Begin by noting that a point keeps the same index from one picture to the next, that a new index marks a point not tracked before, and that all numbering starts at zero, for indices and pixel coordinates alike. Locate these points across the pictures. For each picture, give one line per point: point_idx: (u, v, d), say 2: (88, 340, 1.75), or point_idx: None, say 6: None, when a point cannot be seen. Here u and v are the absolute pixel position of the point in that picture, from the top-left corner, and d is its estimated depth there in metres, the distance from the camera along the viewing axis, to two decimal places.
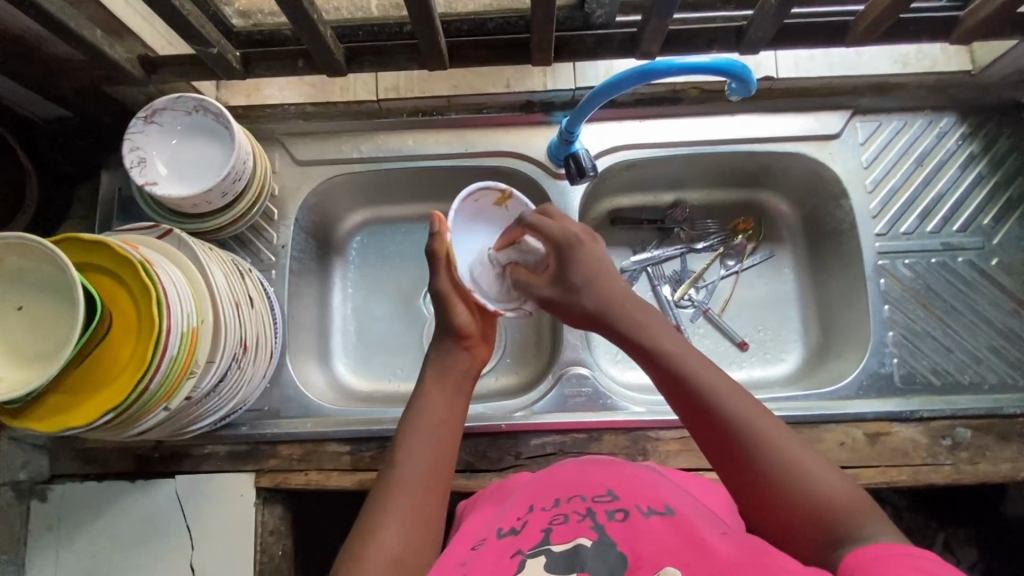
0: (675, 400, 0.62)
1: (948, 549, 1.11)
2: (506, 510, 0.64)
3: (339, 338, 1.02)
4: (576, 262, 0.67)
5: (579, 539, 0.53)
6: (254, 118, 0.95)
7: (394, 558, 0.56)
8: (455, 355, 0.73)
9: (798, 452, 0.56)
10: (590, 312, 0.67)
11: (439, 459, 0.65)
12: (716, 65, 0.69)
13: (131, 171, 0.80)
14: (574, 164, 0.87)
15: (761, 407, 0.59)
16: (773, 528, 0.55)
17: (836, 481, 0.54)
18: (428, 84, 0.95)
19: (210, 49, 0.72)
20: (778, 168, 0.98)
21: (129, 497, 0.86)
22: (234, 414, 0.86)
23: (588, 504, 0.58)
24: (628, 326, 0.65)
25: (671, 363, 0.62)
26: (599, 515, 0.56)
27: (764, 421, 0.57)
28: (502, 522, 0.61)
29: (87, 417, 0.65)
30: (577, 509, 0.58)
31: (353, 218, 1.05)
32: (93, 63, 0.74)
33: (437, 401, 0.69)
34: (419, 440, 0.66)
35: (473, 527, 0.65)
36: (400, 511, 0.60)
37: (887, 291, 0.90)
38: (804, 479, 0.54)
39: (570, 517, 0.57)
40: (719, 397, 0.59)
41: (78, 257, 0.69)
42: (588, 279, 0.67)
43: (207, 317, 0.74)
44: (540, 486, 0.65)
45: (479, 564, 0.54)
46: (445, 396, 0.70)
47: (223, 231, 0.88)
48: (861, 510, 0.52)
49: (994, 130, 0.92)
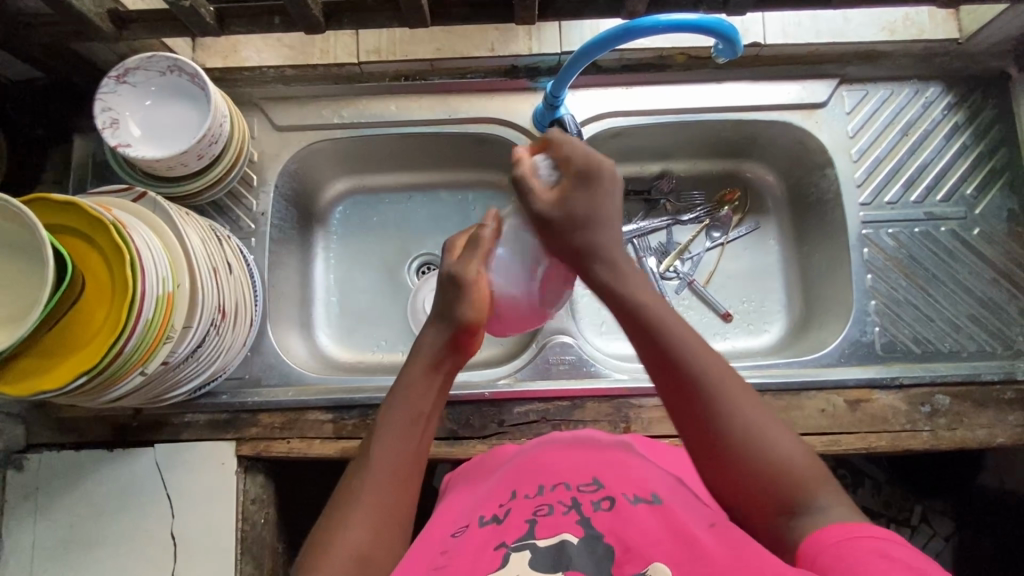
0: (649, 361, 0.59)
1: (925, 519, 1.14)
2: (484, 496, 0.64)
3: (322, 309, 1.01)
4: (592, 203, 0.62)
5: (565, 535, 0.53)
6: (231, 81, 0.93)
7: (363, 552, 0.55)
8: (438, 337, 0.67)
9: (765, 422, 0.54)
10: (579, 219, 0.62)
11: (413, 457, 0.62)
12: (701, 23, 0.67)
13: (104, 134, 0.78)
14: (560, 129, 0.85)
15: (737, 381, 0.57)
16: (734, 494, 0.54)
17: (793, 449, 0.53)
18: (409, 46, 0.91)
19: (182, 2, 0.70)
20: (766, 137, 0.97)
21: (107, 466, 0.85)
22: (213, 383, 0.85)
23: (573, 494, 0.58)
24: (605, 275, 0.62)
25: (650, 326, 0.59)
26: (585, 506, 0.56)
27: (738, 398, 0.55)
28: (483, 510, 0.60)
29: (60, 380, 0.63)
30: (562, 500, 0.58)
31: (335, 187, 1.04)
32: (63, 16, 0.72)
33: (412, 389, 0.65)
34: (393, 429, 0.63)
35: (449, 514, 0.64)
36: (371, 500, 0.58)
37: (870, 260, 0.90)
38: (766, 447, 0.53)
39: (554, 509, 0.56)
40: (697, 362, 0.56)
41: (50, 219, 0.67)
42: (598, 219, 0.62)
43: (184, 281, 0.72)
44: (519, 469, 0.66)
45: (462, 554, 0.54)
46: (419, 381, 0.65)
47: (198, 197, 0.86)
48: (818, 478, 0.52)
49: (979, 100, 0.92)
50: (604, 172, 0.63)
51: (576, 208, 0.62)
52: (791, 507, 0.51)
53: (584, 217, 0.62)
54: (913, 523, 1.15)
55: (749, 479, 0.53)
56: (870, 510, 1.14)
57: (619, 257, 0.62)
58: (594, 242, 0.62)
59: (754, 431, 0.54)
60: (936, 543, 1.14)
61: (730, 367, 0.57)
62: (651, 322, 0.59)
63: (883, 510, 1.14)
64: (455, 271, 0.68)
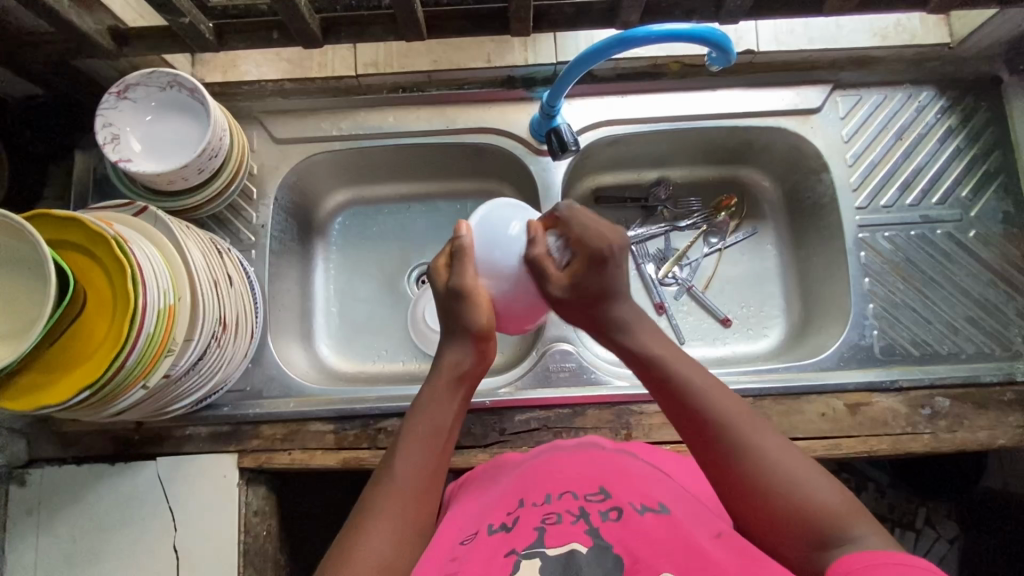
0: (673, 412, 0.62)
1: (929, 522, 1.14)
2: (492, 503, 0.64)
3: (322, 320, 1.02)
4: (612, 273, 0.66)
5: (574, 544, 0.52)
6: (231, 95, 0.94)
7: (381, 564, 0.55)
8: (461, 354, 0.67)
9: (792, 462, 0.56)
10: (592, 293, 0.66)
11: (433, 470, 0.63)
12: (695, 32, 0.68)
13: (105, 150, 0.78)
14: (556, 139, 0.85)
15: (758, 422, 0.59)
16: (768, 534, 0.55)
17: (822, 484, 0.54)
18: (407, 59, 0.93)
19: (181, 18, 0.71)
20: (761, 143, 0.98)
21: (109, 480, 0.85)
22: (214, 395, 0.85)
23: (581, 503, 0.58)
24: (628, 337, 0.66)
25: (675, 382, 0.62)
26: (594, 516, 0.56)
27: (760, 437, 0.58)
28: (492, 517, 0.60)
29: (63, 395, 0.63)
30: (570, 509, 0.57)
31: (335, 198, 1.04)
32: (63, 34, 0.73)
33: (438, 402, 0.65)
34: (415, 442, 0.63)
35: (460, 517, 0.64)
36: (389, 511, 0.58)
37: (867, 264, 0.91)
38: (793, 487, 0.54)
39: (563, 517, 0.56)
40: (714, 407, 0.59)
41: (52, 234, 0.67)
42: (612, 291, 0.66)
43: (185, 294, 0.72)
44: (524, 479, 0.65)
45: (471, 561, 0.54)
46: (444, 390, 0.66)
47: (198, 210, 0.87)
48: (848, 509, 0.53)
49: (972, 104, 0.93)
50: (613, 249, 0.66)
51: (602, 263, 0.66)
52: (824, 539, 0.52)
53: (595, 293, 0.66)
54: (917, 526, 1.14)
55: (782, 521, 0.54)
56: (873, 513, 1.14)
57: (636, 314, 0.67)
58: (613, 313, 0.67)
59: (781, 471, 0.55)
60: (940, 546, 1.13)
61: (749, 410, 0.60)
62: (674, 376, 0.62)
63: (886, 513, 1.14)
64: (454, 283, 0.67)
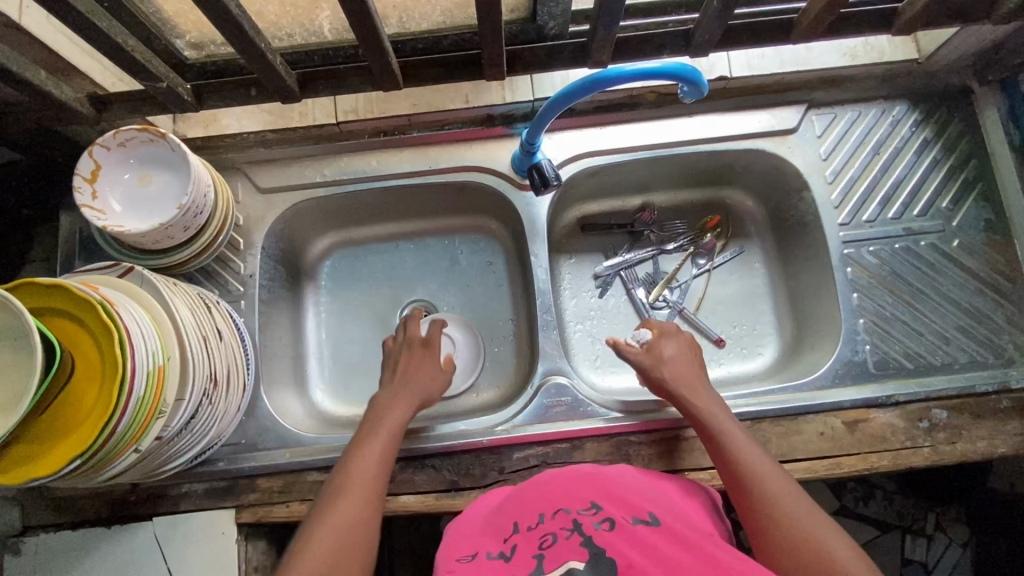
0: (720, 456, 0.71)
1: (940, 527, 1.13)
2: (487, 532, 0.63)
3: (316, 365, 1.01)
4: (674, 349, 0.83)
5: (569, 560, 0.52)
6: (213, 148, 0.95)
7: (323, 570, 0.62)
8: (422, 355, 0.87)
9: (818, 522, 0.61)
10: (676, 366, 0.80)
11: (382, 463, 0.74)
12: (667, 69, 0.69)
13: (74, 193, 0.78)
14: (537, 175, 0.86)
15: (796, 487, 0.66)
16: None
17: (846, 551, 0.58)
18: (387, 104, 0.93)
19: (159, 84, 0.72)
20: (741, 165, 0.99)
21: (105, 544, 0.84)
22: (210, 450, 0.84)
23: (573, 518, 0.57)
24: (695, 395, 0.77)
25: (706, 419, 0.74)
26: (586, 528, 0.55)
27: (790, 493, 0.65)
28: (489, 545, 0.59)
29: (51, 466, 0.62)
30: (564, 526, 0.56)
31: (323, 241, 1.05)
32: (42, 104, 0.74)
33: (361, 452, 0.75)
34: (372, 448, 0.75)
35: (453, 547, 0.63)
36: (331, 533, 0.66)
37: (854, 279, 0.91)
38: (782, 512, 0.63)
39: (558, 535, 0.55)
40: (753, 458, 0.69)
41: (36, 302, 0.67)
42: (676, 362, 0.81)
43: (174, 353, 0.72)
44: (513, 507, 0.65)
45: None
46: (377, 427, 0.78)
47: (186, 264, 0.86)
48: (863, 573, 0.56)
49: (945, 115, 0.95)
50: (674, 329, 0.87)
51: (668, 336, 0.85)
52: None
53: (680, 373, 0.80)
54: (927, 532, 1.13)
55: (785, 543, 0.61)
56: (882, 522, 1.13)
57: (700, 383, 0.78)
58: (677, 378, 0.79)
59: (777, 493, 0.64)
60: (952, 551, 1.12)
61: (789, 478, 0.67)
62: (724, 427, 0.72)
63: (896, 521, 1.14)
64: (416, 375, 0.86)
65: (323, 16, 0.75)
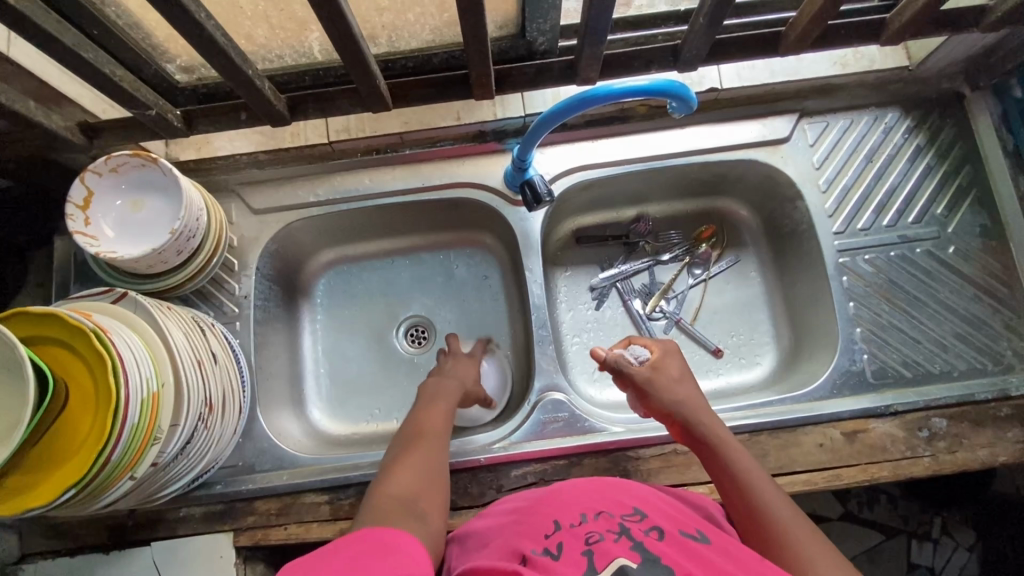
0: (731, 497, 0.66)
1: (945, 531, 1.12)
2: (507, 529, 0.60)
3: (312, 383, 1.01)
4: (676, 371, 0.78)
5: (621, 560, 0.50)
6: (207, 170, 0.95)
7: (404, 500, 0.65)
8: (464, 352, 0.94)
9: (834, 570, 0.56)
10: (674, 391, 0.75)
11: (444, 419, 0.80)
12: (656, 87, 0.69)
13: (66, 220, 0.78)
14: (530, 191, 0.86)
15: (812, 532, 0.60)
16: None
17: None
18: (379, 123, 0.94)
19: (148, 111, 0.72)
20: (734, 175, 0.99)
21: (104, 570, 0.84)
22: (207, 473, 0.84)
23: (620, 522, 0.56)
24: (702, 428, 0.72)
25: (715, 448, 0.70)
26: (635, 534, 0.54)
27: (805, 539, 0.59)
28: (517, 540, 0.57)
29: (47, 496, 0.62)
30: (610, 527, 0.55)
31: (318, 259, 1.05)
32: (33, 133, 0.74)
33: (432, 405, 0.81)
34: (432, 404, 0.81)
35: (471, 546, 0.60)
36: (406, 471, 0.69)
37: (850, 288, 0.91)
38: (795, 536, 0.60)
39: (604, 536, 0.53)
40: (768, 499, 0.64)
41: (31, 330, 0.67)
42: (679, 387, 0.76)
43: (167, 378, 0.72)
44: (537, 504, 0.62)
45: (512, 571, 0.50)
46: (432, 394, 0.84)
47: (180, 287, 0.86)
48: None
49: (937, 121, 0.95)
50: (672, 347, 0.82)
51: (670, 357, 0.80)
52: None
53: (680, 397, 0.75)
54: (933, 536, 1.12)
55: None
56: (887, 526, 1.13)
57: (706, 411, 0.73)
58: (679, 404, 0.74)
59: (791, 535, 0.60)
60: (960, 555, 1.11)
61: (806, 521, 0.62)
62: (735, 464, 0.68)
63: (901, 526, 1.13)
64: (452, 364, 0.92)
65: (312, 38, 0.75)
